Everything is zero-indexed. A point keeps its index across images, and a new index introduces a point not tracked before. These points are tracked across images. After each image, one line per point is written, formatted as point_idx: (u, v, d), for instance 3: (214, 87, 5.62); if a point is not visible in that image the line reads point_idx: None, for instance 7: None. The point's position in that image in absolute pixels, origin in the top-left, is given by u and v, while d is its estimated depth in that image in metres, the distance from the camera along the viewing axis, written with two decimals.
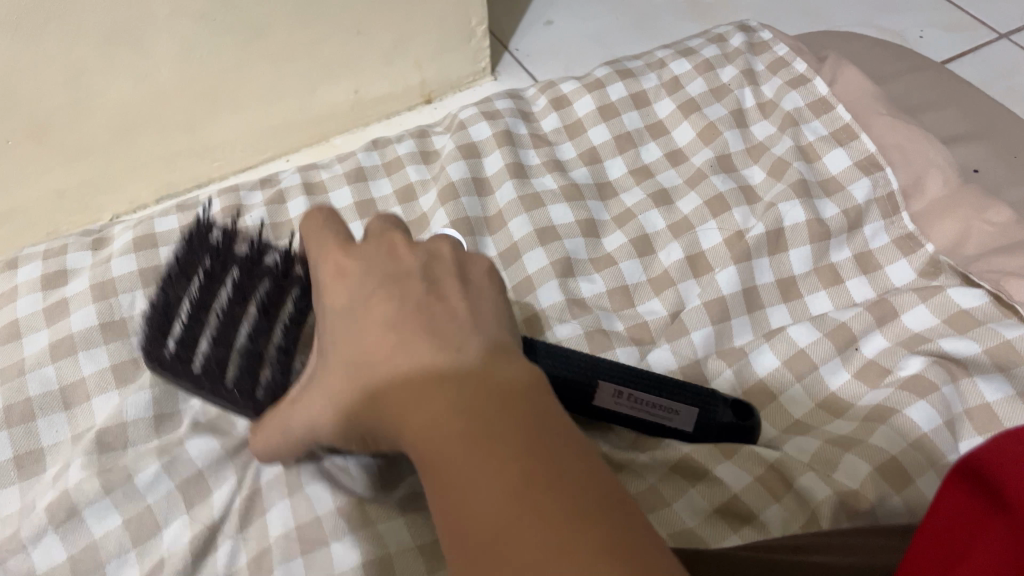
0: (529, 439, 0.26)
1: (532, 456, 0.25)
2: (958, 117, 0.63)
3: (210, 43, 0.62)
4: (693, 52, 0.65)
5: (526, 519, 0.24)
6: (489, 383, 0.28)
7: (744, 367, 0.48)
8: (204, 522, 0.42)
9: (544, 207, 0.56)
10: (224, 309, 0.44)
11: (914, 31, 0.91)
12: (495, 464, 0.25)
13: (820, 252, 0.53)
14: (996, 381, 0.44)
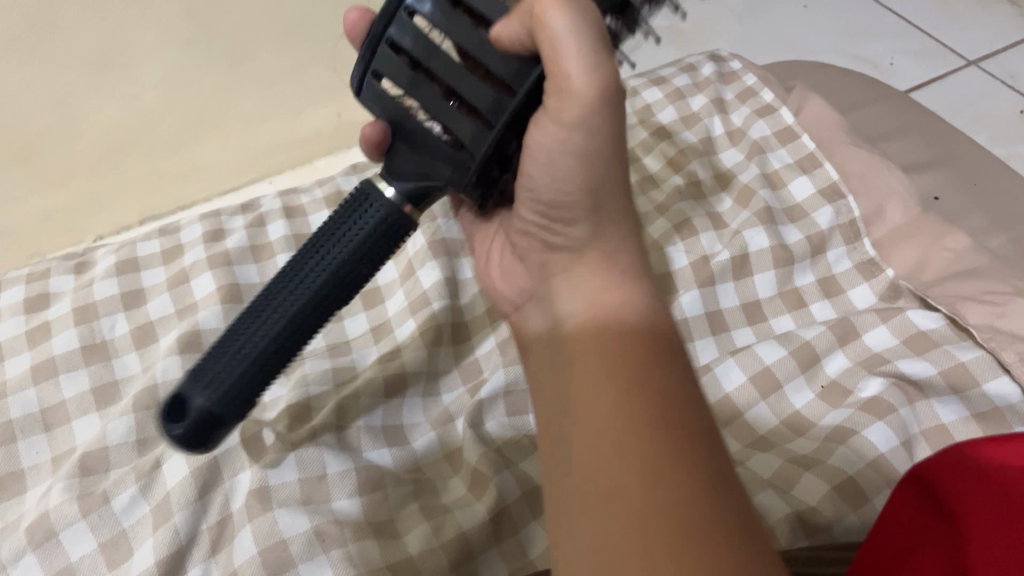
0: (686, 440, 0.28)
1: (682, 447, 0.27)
2: (921, 145, 0.65)
3: (194, 68, 0.63)
4: (666, 81, 0.67)
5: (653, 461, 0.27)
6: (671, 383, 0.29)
7: (710, 383, 0.50)
8: (170, 540, 0.42)
9: None
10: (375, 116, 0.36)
11: (885, 58, 0.93)
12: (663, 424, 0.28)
13: (785, 276, 0.55)
14: (952, 402, 0.46)
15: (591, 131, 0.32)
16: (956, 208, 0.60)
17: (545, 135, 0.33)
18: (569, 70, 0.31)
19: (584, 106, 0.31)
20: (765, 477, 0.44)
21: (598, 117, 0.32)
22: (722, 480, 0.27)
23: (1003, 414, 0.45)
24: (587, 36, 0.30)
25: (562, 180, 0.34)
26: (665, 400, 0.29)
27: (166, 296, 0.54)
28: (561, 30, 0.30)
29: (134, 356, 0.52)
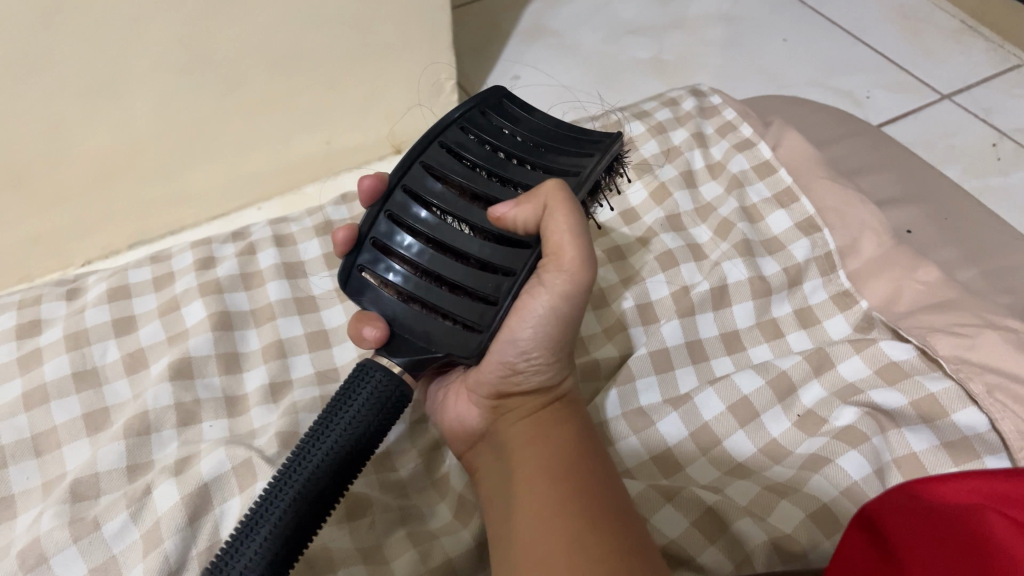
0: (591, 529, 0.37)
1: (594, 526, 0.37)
2: (894, 180, 0.67)
3: (186, 98, 0.64)
4: (648, 115, 0.69)
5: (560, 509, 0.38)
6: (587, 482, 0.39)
7: (689, 411, 0.51)
8: (159, 567, 0.42)
9: None
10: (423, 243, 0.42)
11: (862, 91, 0.96)
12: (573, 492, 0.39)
13: (762, 306, 0.56)
14: (923, 431, 0.48)
15: (567, 300, 0.42)
16: (928, 241, 0.62)
17: (534, 299, 0.42)
18: (563, 251, 0.40)
19: (564, 277, 0.41)
20: (744, 505, 0.45)
21: (567, 300, 0.42)
22: (629, 544, 0.37)
23: (971, 443, 0.47)
24: (581, 228, 0.40)
25: (538, 332, 0.42)
26: (585, 463, 0.41)
27: (158, 323, 0.55)
28: (564, 228, 0.39)
29: (125, 382, 0.52)
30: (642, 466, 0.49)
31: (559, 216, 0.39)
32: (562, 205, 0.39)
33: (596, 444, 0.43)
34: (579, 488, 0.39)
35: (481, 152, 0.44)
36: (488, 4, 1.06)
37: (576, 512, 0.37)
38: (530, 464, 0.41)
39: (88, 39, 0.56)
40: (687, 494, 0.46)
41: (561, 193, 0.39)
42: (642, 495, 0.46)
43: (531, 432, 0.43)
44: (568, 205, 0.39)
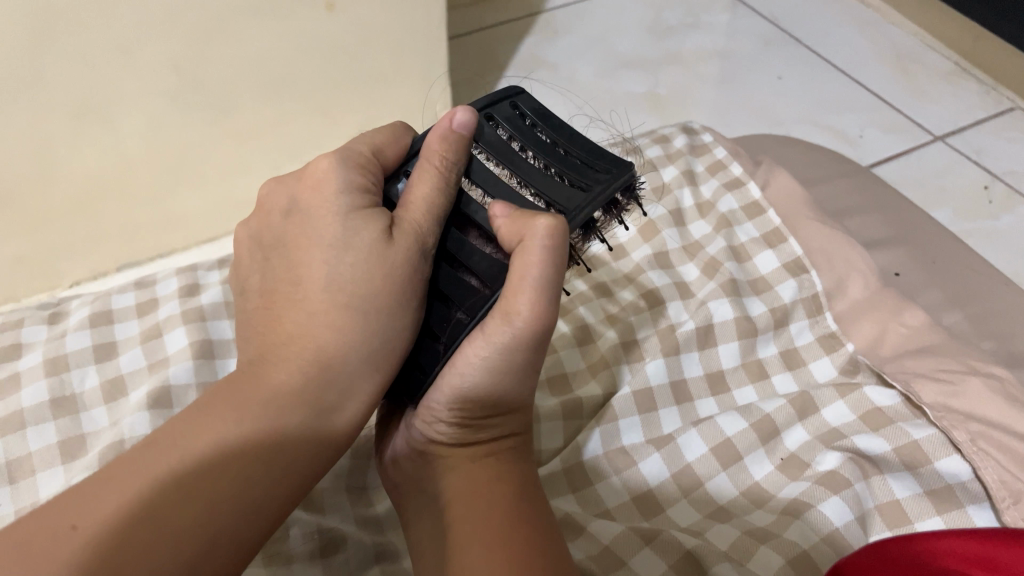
0: None
1: None
2: (881, 222, 0.67)
3: (177, 124, 0.64)
4: (638, 152, 0.69)
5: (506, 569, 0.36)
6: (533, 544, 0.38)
7: (672, 451, 0.50)
8: None
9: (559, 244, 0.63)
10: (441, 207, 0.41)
11: (855, 131, 0.96)
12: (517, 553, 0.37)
13: (748, 347, 0.56)
14: (906, 479, 0.47)
15: (520, 351, 0.38)
16: (915, 285, 0.62)
17: (479, 343, 0.38)
18: (520, 299, 0.36)
19: (511, 332, 0.37)
20: (724, 550, 0.44)
21: (526, 342, 0.37)
22: None
23: (953, 492, 0.46)
24: (546, 273, 0.36)
25: (477, 380, 0.39)
26: (535, 531, 0.39)
27: (138, 350, 0.55)
28: (531, 270, 0.36)
29: (102, 410, 0.52)
30: (623, 506, 0.49)
31: (530, 254, 0.35)
32: (533, 254, 0.35)
33: (541, 507, 0.41)
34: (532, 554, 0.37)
35: (497, 146, 0.41)
36: (484, 35, 1.07)
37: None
38: (474, 522, 0.39)
39: (79, 62, 0.56)
40: (665, 537, 0.45)
41: (538, 241, 0.35)
42: (622, 537, 0.45)
43: (473, 489, 0.41)
44: (540, 247, 0.35)
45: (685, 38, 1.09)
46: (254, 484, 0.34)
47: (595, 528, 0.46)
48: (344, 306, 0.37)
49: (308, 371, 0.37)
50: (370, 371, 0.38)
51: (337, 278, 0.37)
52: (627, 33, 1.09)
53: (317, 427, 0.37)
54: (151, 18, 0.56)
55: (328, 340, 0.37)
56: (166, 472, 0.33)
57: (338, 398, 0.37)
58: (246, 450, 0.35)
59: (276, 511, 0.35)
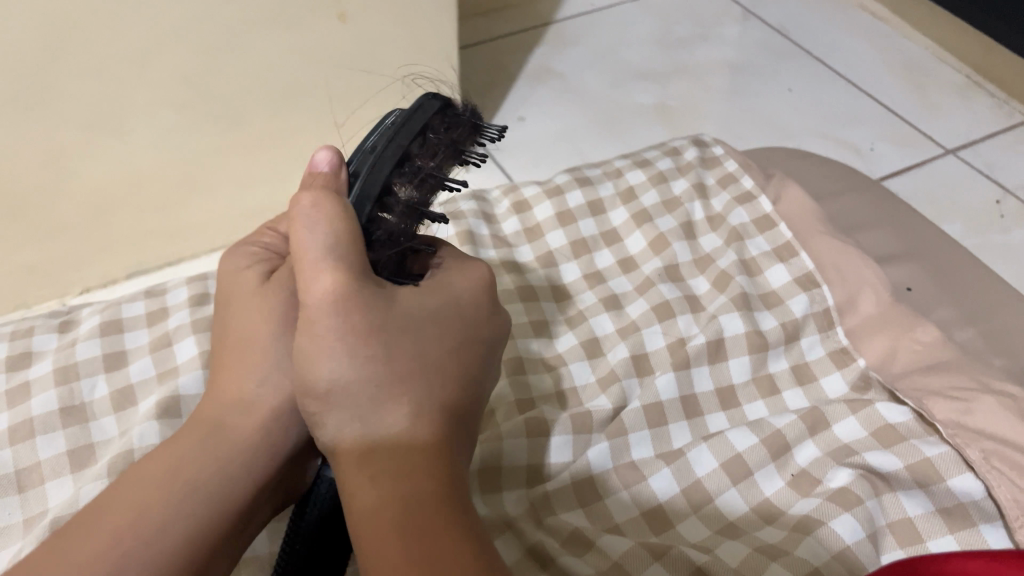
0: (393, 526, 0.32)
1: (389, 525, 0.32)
2: (893, 237, 0.67)
3: (189, 134, 0.65)
4: (649, 164, 0.69)
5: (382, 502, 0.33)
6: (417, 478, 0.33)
7: (682, 467, 0.50)
8: None
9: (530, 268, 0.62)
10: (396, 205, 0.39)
11: (866, 143, 0.96)
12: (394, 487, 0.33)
13: (759, 362, 0.56)
14: (918, 496, 0.47)
15: (377, 326, 0.34)
16: (927, 300, 0.62)
17: (309, 339, 0.34)
18: (307, 274, 0.35)
19: (317, 309, 0.34)
20: (733, 566, 0.44)
21: (335, 317, 0.34)
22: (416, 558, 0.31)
23: (966, 510, 0.46)
24: (321, 240, 0.35)
25: (339, 372, 0.33)
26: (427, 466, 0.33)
27: (148, 359, 0.55)
28: (310, 242, 0.35)
29: (112, 420, 0.52)
30: (633, 521, 0.48)
31: (298, 232, 0.36)
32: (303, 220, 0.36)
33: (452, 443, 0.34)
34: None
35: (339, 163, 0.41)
36: (495, 46, 1.07)
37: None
38: (367, 531, 0.32)
39: (92, 71, 0.56)
40: (675, 552, 0.45)
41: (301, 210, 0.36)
42: (633, 552, 0.45)
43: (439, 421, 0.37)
44: (304, 221, 0.36)
45: (695, 50, 1.09)
46: (162, 507, 0.38)
47: (604, 543, 0.46)
48: (243, 346, 0.42)
49: (218, 407, 0.42)
50: (266, 391, 0.41)
51: (235, 326, 0.43)
52: (638, 44, 1.09)
53: (222, 446, 0.40)
54: (162, 27, 0.56)
55: (234, 379, 0.42)
56: (108, 512, 0.38)
57: (244, 421, 0.41)
58: (158, 482, 0.39)
59: (194, 529, 0.39)
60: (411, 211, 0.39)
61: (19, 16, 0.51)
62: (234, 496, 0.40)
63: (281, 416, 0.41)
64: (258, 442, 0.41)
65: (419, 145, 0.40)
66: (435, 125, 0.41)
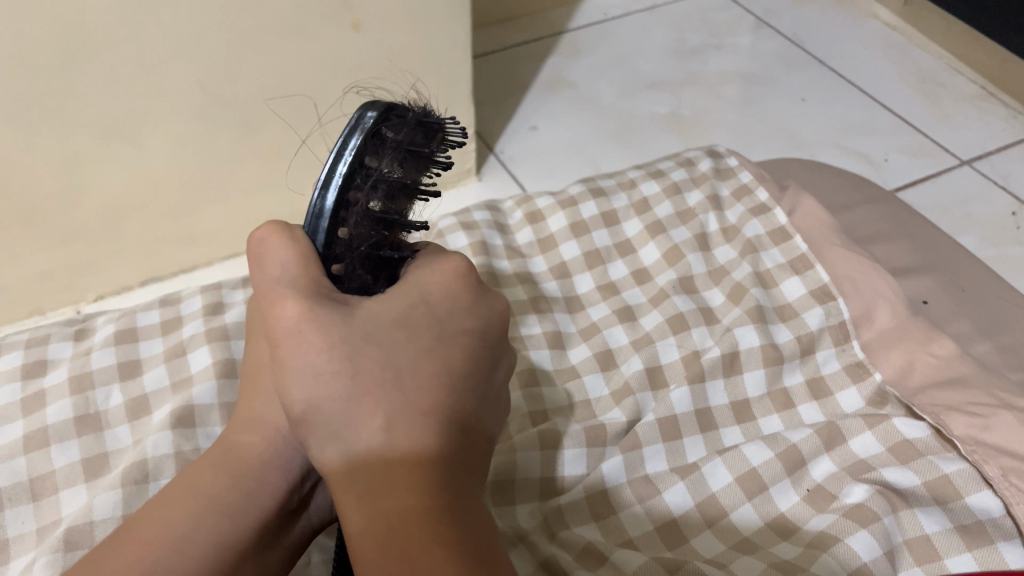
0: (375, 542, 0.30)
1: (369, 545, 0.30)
2: (908, 250, 0.66)
3: (204, 143, 0.65)
4: (663, 175, 0.69)
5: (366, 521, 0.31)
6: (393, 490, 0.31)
7: (697, 481, 0.50)
8: None
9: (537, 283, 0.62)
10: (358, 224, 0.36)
11: (880, 155, 0.96)
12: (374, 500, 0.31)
13: (774, 375, 0.55)
14: (935, 513, 0.46)
15: (336, 342, 0.32)
16: (944, 314, 0.61)
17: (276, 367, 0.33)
18: (269, 300, 0.34)
19: (276, 335, 0.33)
20: None
21: (291, 339, 0.33)
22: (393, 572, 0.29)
23: (984, 528, 0.45)
24: (280, 266, 0.35)
25: (304, 395, 0.32)
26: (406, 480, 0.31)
27: (162, 368, 0.55)
28: (271, 270, 0.35)
29: (126, 428, 0.52)
30: (647, 536, 0.48)
31: (260, 265, 0.36)
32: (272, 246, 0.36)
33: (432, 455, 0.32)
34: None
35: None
36: (507, 55, 1.07)
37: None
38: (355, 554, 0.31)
39: (109, 78, 0.56)
40: (689, 566, 0.44)
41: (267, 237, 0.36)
42: (646, 567, 0.45)
43: None
44: (265, 254, 0.36)
45: (708, 60, 1.09)
46: (181, 524, 0.38)
47: (618, 558, 0.46)
48: (253, 374, 0.43)
49: (234, 430, 0.42)
50: (275, 407, 0.41)
51: (248, 356, 0.44)
52: (650, 53, 1.09)
53: (238, 464, 0.40)
54: (179, 36, 0.57)
55: (246, 402, 0.42)
56: (132, 533, 0.38)
57: (256, 440, 0.41)
58: (178, 503, 0.39)
59: (213, 545, 0.38)
60: (365, 221, 0.36)
61: (38, 24, 0.51)
62: (252, 511, 0.40)
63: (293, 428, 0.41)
64: (272, 458, 0.40)
65: (364, 156, 0.36)
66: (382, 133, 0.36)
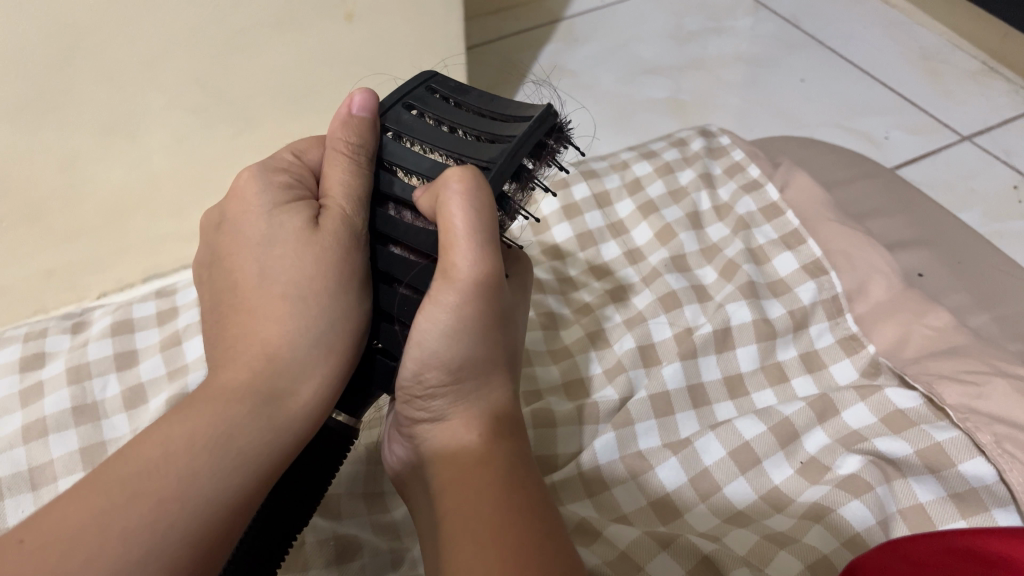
0: (498, 468, 0.35)
1: (493, 468, 0.35)
2: (904, 223, 0.66)
3: (203, 137, 0.65)
4: (655, 155, 0.69)
5: (480, 458, 0.36)
6: (506, 442, 0.37)
7: (689, 456, 0.50)
8: None
9: (537, 264, 0.62)
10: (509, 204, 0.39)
11: (880, 132, 0.95)
12: (490, 446, 0.37)
13: (767, 350, 0.55)
14: (929, 482, 0.46)
15: (482, 312, 0.35)
16: (939, 285, 0.61)
17: (445, 313, 0.35)
18: (456, 252, 0.34)
19: (461, 291, 0.34)
20: (741, 554, 0.44)
21: (474, 305, 0.35)
22: (523, 488, 0.35)
23: (979, 495, 0.45)
24: (481, 226, 0.34)
25: (465, 345, 0.36)
26: (510, 437, 0.38)
27: (158, 357, 0.55)
28: (466, 227, 0.34)
29: (123, 417, 0.53)
30: (642, 511, 0.48)
31: (455, 211, 0.34)
32: (458, 199, 0.34)
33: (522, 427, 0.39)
34: (527, 523, 0.33)
35: (429, 133, 0.40)
36: (502, 45, 1.07)
37: (502, 525, 0.32)
38: (468, 475, 0.35)
39: (104, 74, 0.56)
40: (681, 542, 0.44)
41: (463, 180, 0.34)
42: (640, 543, 0.45)
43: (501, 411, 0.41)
44: (466, 200, 0.34)
45: (706, 43, 1.08)
46: (209, 477, 0.33)
47: (611, 534, 0.45)
48: (288, 299, 0.37)
49: (265, 367, 0.36)
50: (321, 354, 0.37)
51: (276, 272, 0.38)
52: (649, 39, 1.09)
53: (275, 414, 0.35)
54: (174, 32, 0.57)
55: (280, 334, 0.37)
56: (154, 476, 0.32)
57: (296, 388, 0.36)
58: (210, 448, 0.33)
59: (237, 505, 0.34)
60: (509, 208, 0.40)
61: (33, 26, 0.51)
62: (277, 469, 0.35)
63: (336, 383, 0.37)
64: (309, 415, 0.37)
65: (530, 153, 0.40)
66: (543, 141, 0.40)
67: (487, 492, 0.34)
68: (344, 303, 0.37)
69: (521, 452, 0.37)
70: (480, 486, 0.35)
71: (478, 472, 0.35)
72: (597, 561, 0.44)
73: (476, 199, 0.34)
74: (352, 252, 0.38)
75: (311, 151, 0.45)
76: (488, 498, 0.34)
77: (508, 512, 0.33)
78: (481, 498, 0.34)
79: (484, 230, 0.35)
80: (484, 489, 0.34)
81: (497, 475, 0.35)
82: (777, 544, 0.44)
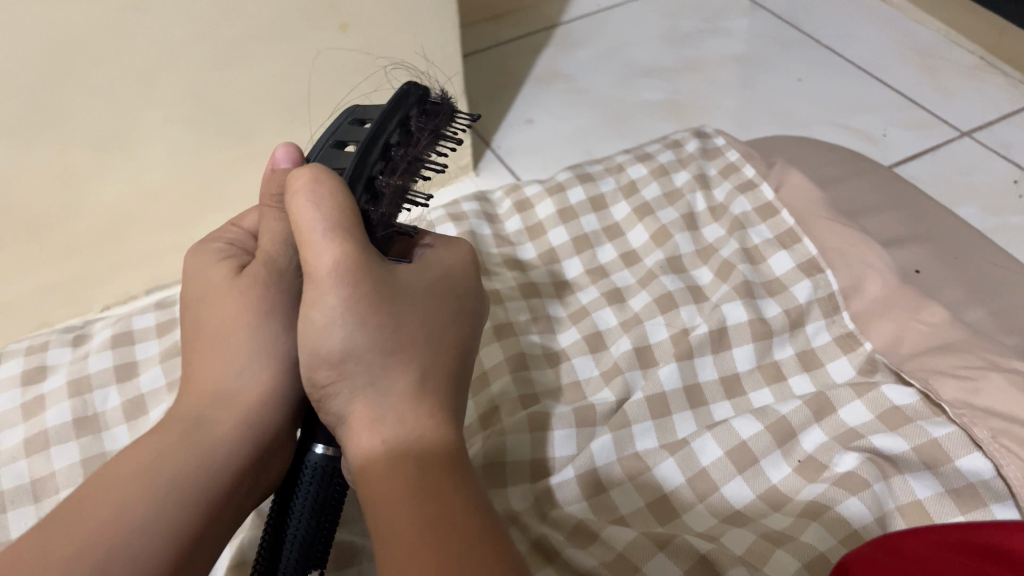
0: (414, 478, 0.33)
1: (408, 481, 0.33)
2: (900, 219, 0.66)
3: (200, 150, 0.66)
4: (651, 158, 0.69)
5: (395, 468, 0.33)
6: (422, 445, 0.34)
7: (687, 456, 0.50)
8: None
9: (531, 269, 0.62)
10: (394, 188, 0.40)
11: (879, 129, 0.95)
12: (400, 456, 0.34)
13: (763, 349, 0.55)
14: (926, 478, 0.46)
15: (361, 300, 0.35)
16: (936, 281, 0.61)
17: (318, 311, 0.35)
18: (315, 251, 0.35)
19: (326, 282, 0.35)
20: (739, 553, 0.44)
21: (349, 291, 0.35)
22: (441, 496, 0.32)
23: (976, 490, 0.45)
24: (333, 218, 0.35)
25: (355, 340, 0.35)
26: (425, 431, 0.34)
27: (158, 368, 0.56)
28: (315, 219, 0.35)
29: (123, 429, 0.53)
30: (641, 513, 0.48)
31: (301, 209, 0.36)
32: (304, 198, 0.36)
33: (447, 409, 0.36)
34: (447, 537, 0.30)
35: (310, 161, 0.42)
36: (500, 51, 1.08)
37: (418, 543, 0.30)
38: (380, 494, 0.33)
39: (99, 90, 0.57)
40: (677, 543, 0.44)
41: (304, 180, 0.36)
42: (634, 544, 0.45)
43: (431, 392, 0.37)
44: (308, 196, 0.36)
45: (702, 44, 1.08)
46: (138, 506, 0.36)
47: (607, 537, 0.45)
48: (217, 341, 0.41)
49: (197, 404, 0.40)
50: (250, 381, 0.40)
51: (208, 320, 0.41)
52: (646, 41, 1.09)
53: (201, 440, 0.38)
54: (169, 45, 0.57)
55: (211, 373, 0.40)
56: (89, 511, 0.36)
57: (222, 416, 0.39)
58: (141, 478, 0.37)
59: (176, 526, 0.36)
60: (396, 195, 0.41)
61: (27, 50, 0.52)
62: (214, 492, 0.38)
63: (266, 405, 0.40)
64: (237, 437, 0.39)
65: (399, 140, 0.42)
66: (415, 114, 0.43)
67: (402, 509, 0.32)
68: (274, 332, 0.41)
69: (440, 446, 0.34)
70: (396, 501, 0.32)
71: (393, 490, 0.32)
72: (592, 564, 0.44)
73: (308, 189, 0.36)
74: (277, 288, 0.41)
75: (249, 216, 0.48)
76: (406, 518, 0.31)
77: (422, 531, 0.31)
78: (398, 517, 0.32)
79: (329, 215, 0.35)
80: (403, 503, 0.32)
81: (410, 488, 0.32)
82: (772, 544, 0.44)
